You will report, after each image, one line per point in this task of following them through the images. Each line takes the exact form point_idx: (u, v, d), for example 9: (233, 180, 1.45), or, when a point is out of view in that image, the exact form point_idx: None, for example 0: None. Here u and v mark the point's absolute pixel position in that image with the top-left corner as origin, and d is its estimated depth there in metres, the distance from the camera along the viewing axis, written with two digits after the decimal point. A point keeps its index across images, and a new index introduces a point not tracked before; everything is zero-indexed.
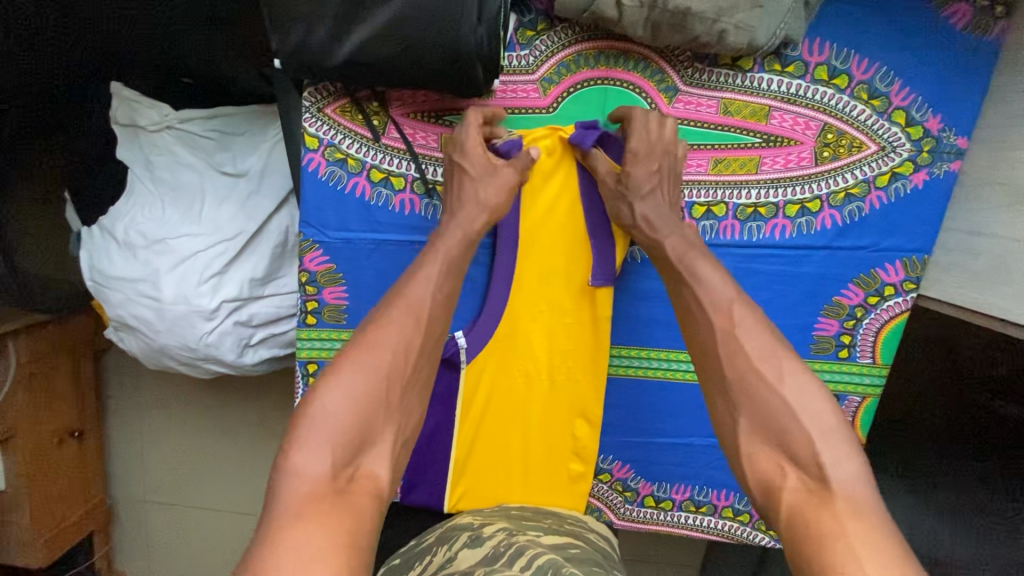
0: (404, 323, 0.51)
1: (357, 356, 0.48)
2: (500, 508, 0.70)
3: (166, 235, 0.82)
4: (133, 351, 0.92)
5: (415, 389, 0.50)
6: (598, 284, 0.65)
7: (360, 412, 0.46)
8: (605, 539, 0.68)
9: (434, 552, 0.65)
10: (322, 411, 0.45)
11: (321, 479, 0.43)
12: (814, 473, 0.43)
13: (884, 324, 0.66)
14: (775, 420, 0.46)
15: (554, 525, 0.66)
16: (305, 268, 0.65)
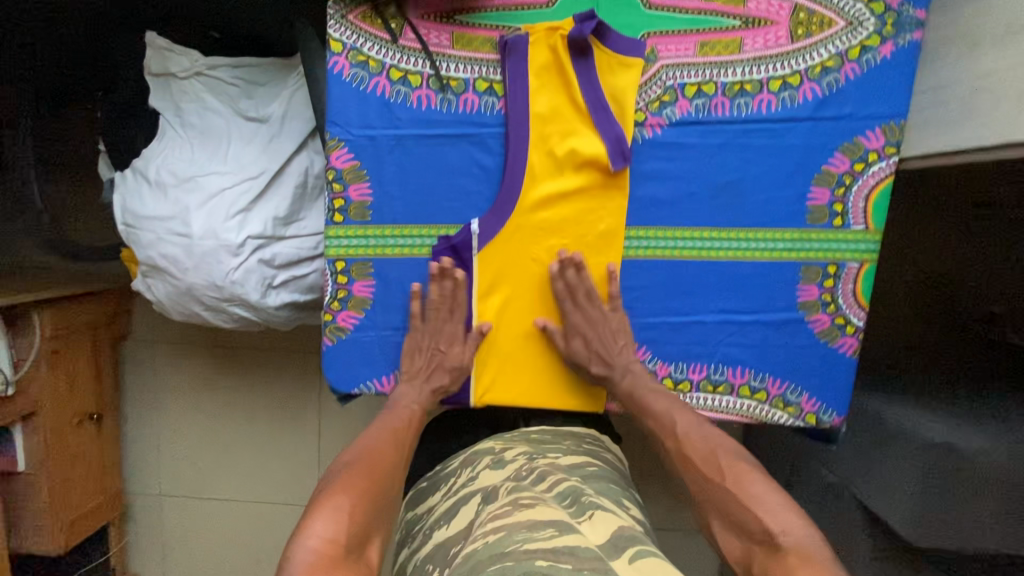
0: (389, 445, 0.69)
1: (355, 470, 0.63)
2: (519, 434, 0.85)
3: (195, 173, 0.88)
4: (161, 296, 0.96)
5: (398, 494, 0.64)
6: (618, 169, 0.69)
7: (362, 501, 0.59)
8: (610, 451, 0.86)
9: (459, 473, 0.82)
10: (331, 502, 0.58)
11: (331, 545, 0.53)
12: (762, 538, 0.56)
13: (872, 189, 0.71)
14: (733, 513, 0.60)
15: (571, 445, 0.83)
16: (332, 167, 0.70)
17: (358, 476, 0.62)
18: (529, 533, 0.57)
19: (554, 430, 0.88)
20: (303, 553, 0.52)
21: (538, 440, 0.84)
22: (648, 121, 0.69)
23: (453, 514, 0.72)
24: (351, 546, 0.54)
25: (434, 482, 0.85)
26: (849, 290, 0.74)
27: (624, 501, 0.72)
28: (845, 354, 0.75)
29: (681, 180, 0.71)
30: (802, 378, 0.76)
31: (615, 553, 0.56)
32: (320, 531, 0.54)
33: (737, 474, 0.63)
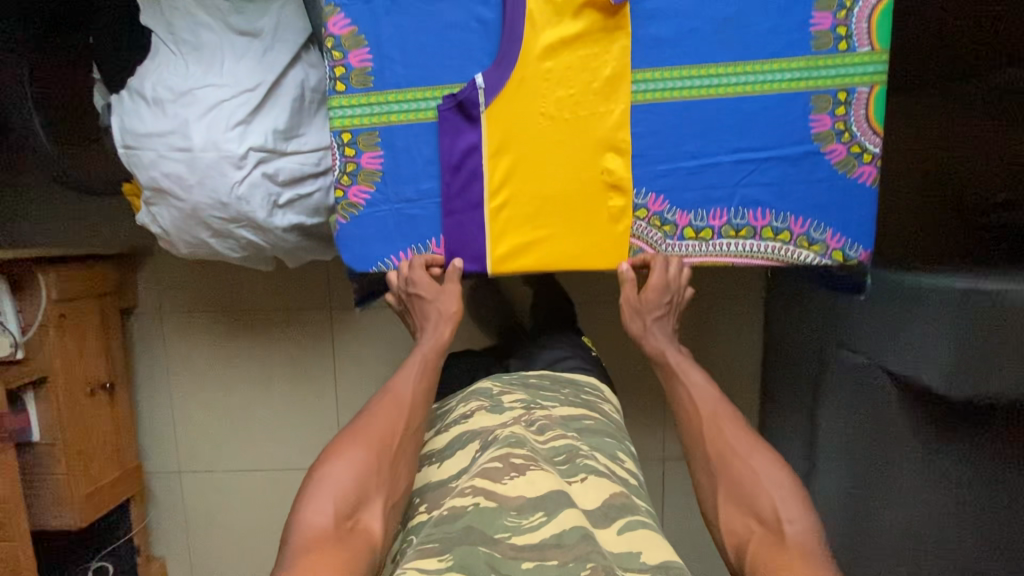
0: (390, 412, 0.76)
1: (355, 441, 0.72)
2: (519, 380, 0.90)
3: (191, 87, 0.87)
4: (166, 225, 0.95)
5: (403, 460, 0.71)
6: (619, 3, 0.69)
7: (356, 476, 0.68)
8: (605, 402, 0.91)
9: (455, 408, 0.85)
10: (328, 476, 0.68)
11: (326, 525, 0.64)
12: (771, 524, 0.67)
13: (873, 9, 0.70)
14: (745, 491, 0.71)
15: (569, 395, 0.87)
16: (330, 35, 0.70)
17: (358, 451, 0.70)
18: (519, 512, 0.61)
19: (553, 378, 0.92)
20: (307, 529, 0.64)
21: (536, 387, 0.88)
22: None
23: (443, 450, 0.77)
24: (344, 515, 0.65)
25: (429, 418, 0.89)
26: (861, 115, 0.73)
27: (620, 455, 0.77)
28: (865, 184, 0.74)
29: (682, 17, 0.70)
30: (824, 214, 0.74)
31: (607, 525, 0.63)
32: (321, 507, 0.66)
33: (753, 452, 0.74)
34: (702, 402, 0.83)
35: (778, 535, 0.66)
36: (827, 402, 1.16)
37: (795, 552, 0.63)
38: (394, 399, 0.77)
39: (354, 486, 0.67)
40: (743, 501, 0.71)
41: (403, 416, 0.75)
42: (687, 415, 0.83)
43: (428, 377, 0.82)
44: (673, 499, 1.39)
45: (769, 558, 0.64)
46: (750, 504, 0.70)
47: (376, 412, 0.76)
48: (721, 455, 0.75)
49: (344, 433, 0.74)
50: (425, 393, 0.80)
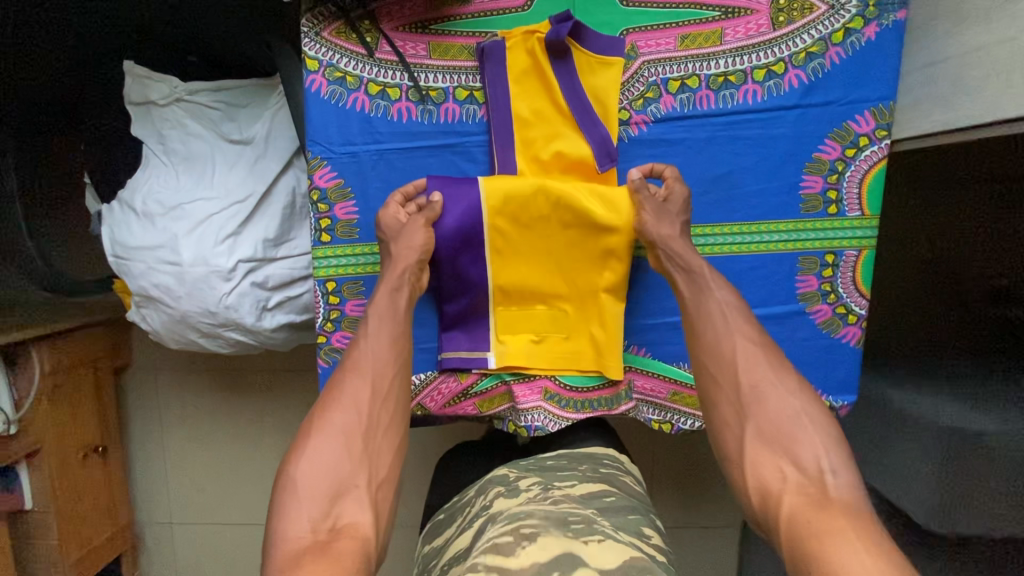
0: (359, 385, 0.61)
1: (316, 430, 0.58)
2: (536, 463, 0.84)
3: (181, 200, 0.87)
4: (156, 326, 0.96)
5: (377, 434, 0.59)
6: (605, 169, 0.68)
7: (327, 471, 0.56)
8: (627, 474, 0.83)
9: (473, 502, 0.80)
10: (294, 479, 0.55)
11: (303, 535, 0.52)
12: (812, 475, 0.55)
13: (866, 172, 0.69)
14: (784, 433, 0.58)
15: (587, 471, 0.81)
16: (316, 186, 0.69)
17: (327, 444, 0.57)
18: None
19: (570, 455, 0.86)
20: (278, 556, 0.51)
21: (552, 468, 0.82)
22: (633, 118, 0.68)
23: (463, 544, 0.70)
24: (318, 513, 0.53)
25: (452, 513, 0.82)
26: (848, 278, 0.72)
27: (646, 531, 0.70)
28: (849, 344, 0.73)
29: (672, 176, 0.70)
30: (806, 370, 0.74)
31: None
32: (294, 521, 0.53)
33: (777, 375, 0.61)
34: (734, 321, 0.64)
35: (821, 492, 0.53)
36: None
37: (842, 508, 0.51)
38: (354, 366, 0.62)
39: (329, 484, 0.55)
40: (777, 440, 0.57)
41: (366, 386, 0.61)
42: (710, 328, 0.64)
43: (390, 331, 0.64)
44: None
45: (811, 516, 0.51)
46: (788, 449, 0.57)
47: (333, 392, 0.61)
48: (756, 386, 0.60)
49: (301, 425, 0.59)
50: (392, 352, 0.64)
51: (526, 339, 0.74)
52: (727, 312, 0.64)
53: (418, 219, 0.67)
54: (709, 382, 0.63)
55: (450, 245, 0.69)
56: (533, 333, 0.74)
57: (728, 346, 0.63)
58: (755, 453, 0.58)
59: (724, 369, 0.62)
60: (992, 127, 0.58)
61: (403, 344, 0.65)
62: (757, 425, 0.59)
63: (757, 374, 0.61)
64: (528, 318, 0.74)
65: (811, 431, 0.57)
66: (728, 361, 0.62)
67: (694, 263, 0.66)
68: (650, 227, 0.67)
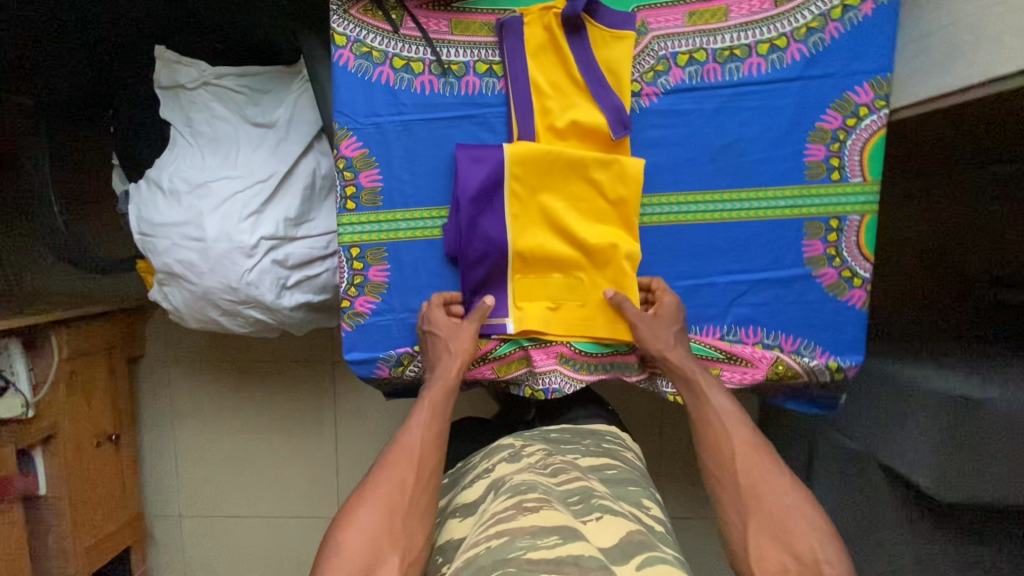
0: (401, 466, 0.66)
1: (362, 502, 0.63)
2: (539, 434, 0.85)
3: (207, 179, 0.91)
4: (178, 304, 0.98)
5: (415, 514, 0.62)
6: (620, 136, 0.71)
7: (368, 538, 0.60)
8: (627, 450, 0.86)
9: (478, 465, 0.80)
10: (340, 545, 0.60)
11: None
12: (810, 564, 0.57)
13: (866, 140, 0.73)
14: (781, 526, 0.60)
15: (590, 446, 0.83)
16: (342, 155, 0.73)
17: (371, 514, 0.62)
18: (533, 535, 0.56)
19: (573, 431, 0.88)
20: None
21: (557, 440, 0.83)
22: (644, 90, 0.72)
23: (466, 501, 0.72)
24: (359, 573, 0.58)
25: (455, 478, 0.83)
26: (852, 242, 0.75)
27: (645, 502, 0.72)
28: (855, 306, 0.76)
29: (681, 145, 0.73)
30: (813, 332, 0.76)
31: (624, 562, 0.56)
32: None
33: (773, 480, 0.64)
34: (733, 429, 0.69)
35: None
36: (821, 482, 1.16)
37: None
38: (400, 450, 0.67)
39: (368, 551, 0.59)
40: (774, 531, 0.60)
41: (410, 470, 0.66)
42: (713, 438, 0.69)
43: (438, 422, 0.70)
44: None
45: None
46: (785, 538, 0.59)
47: (380, 473, 0.66)
48: (755, 487, 0.64)
49: (350, 497, 0.65)
50: (435, 440, 0.69)
51: (543, 308, 0.76)
52: (727, 418, 0.70)
53: (465, 330, 0.73)
54: (714, 488, 0.67)
55: (471, 210, 0.72)
56: (550, 301, 0.76)
57: (727, 445, 0.68)
58: (757, 543, 0.60)
59: (724, 470, 0.67)
60: (990, 84, 0.61)
61: (444, 436, 0.70)
62: (757, 521, 0.62)
63: (754, 474, 0.65)
64: (544, 286, 0.76)
65: (807, 527, 0.59)
66: (728, 465, 0.67)
67: (693, 371, 0.73)
68: (647, 342, 0.73)
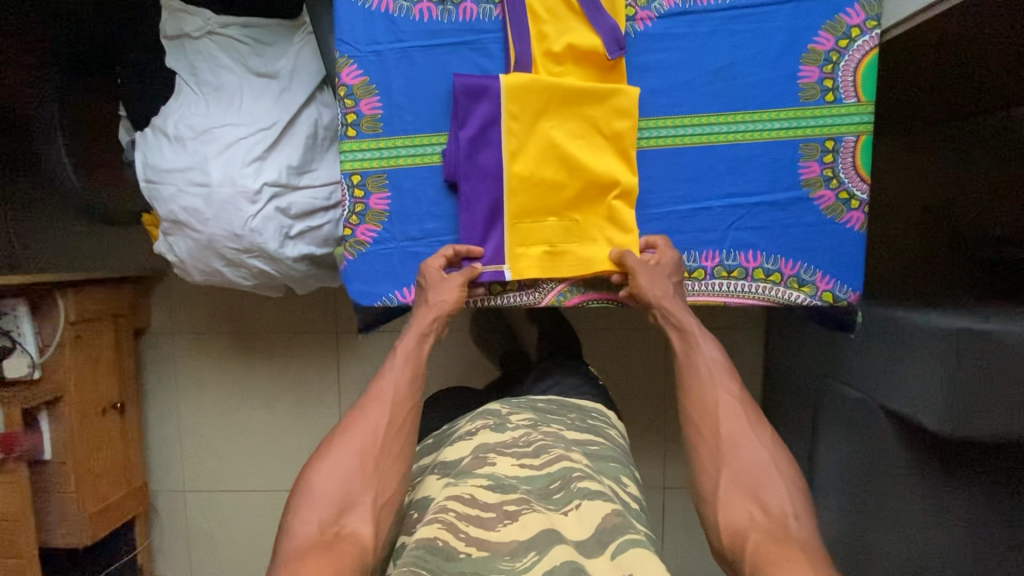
0: (377, 411, 0.69)
1: (337, 444, 0.67)
2: (528, 404, 0.87)
3: (211, 126, 0.92)
4: (182, 255, 0.99)
5: (388, 457, 0.66)
6: (615, 56, 0.72)
7: (341, 481, 0.64)
8: (612, 427, 0.88)
9: (466, 425, 0.81)
10: (312, 485, 0.64)
11: (312, 533, 0.60)
12: (775, 518, 0.61)
13: (859, 61, 0.74)
14: (754, 477, 0.64)
15: (575, 420, 0.85)
16: (343, 84, 0.74)
17: (345, 456, 0.65)
18: (512, 557, 0.56)
19: (560, 403, 0.90)
20: (290, 545, 0.60)
21: (544, 412, 0.85)
22: (638, 14, 0.73)
23: (446, 460, 0.73)
24: (329, 516, 0.61)
25: (440, 440, 0.84)
26: (848, 163, 0.75)
27: (623, 479, 0.73)
28: (854, 229, 0.76)
29: (675, 69, 0.74)
30: (812, 256, 0.76)
31: (598, 552, 0.56)
32: (309, 519, 0.61)
33: (752, 434, 0.68)
34: (717, 376, 0.74)
35: (782, 529, 0.59)
36: (824, 439, 1.16)
37: (798, 544, 0.56)
38: (376, 397, 0.71)
39: (338, 493, 0.63)
40: (748, 483, 0.64)
41: (383, 414, 0.69)
42: (699, 384, 0.74)
43: (412, 369, 0.74)
44: (674, 531, 1.38)
45: (770, 548, 0.56)
46: (757, 494, 0.63)
47: (357, 416, 0.69)
48: (733, 438, 0.68)
49: (326, 438, 0.69)
50: (409, 385, 0.72)
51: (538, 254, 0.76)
52: (714, 370, 0.74)
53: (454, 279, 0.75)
54: (691, 428, 0.72)
55: (470, 141, 0.73)
56: (547, 244, 0.76)
57: (712, 396, 0.72)
58: (727, 493, 0.64)
59: (707, 419, 0.71)
60: None
61: (418, 380, 0.74)
62: (731, 471, 0.65)
63: (735, 428, 0.69)
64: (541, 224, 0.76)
65: (778, 482, 0.63)
66: (712, 415, 0.71)
67: (687, 322, 0.77)
68: (645, 289, 0.73)
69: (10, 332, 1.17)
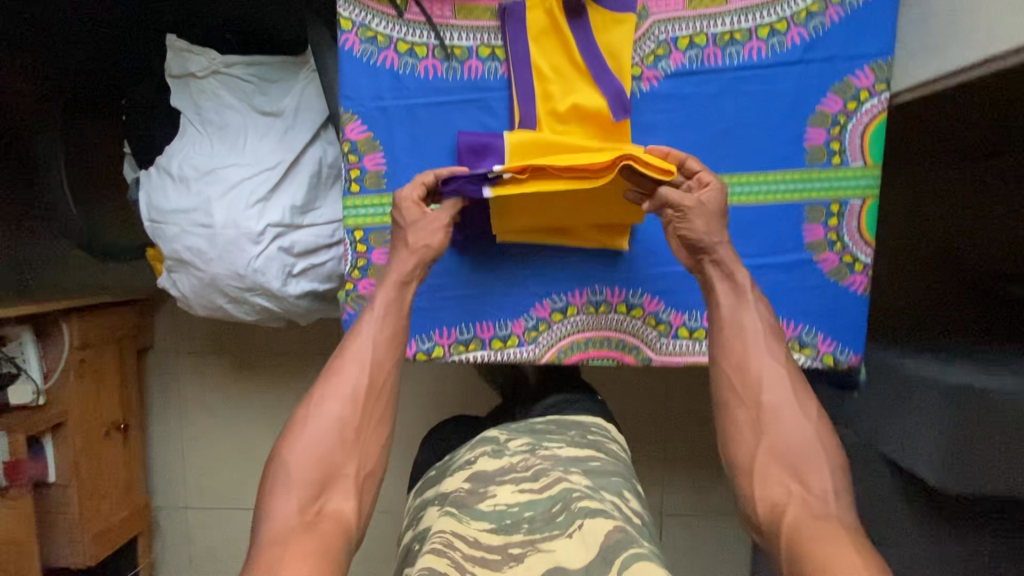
0: (354, 371, 0.65)
1: (312, 413, 0.63)
2: (526, 426, 0.86)
3: (215, 167, 0.92)
4: (185, 291, 1.00)
5: (369, 426, 0.64)
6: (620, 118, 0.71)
7: (319, 457, 0.60)
8: (613, 441, 0.85)
9: (466, 453, 0.82)
10: (286, 462, 0.60)
11: (291, 516, 0.57)
12: (815, 495, 0.59)
13: (867, 125, 0.73)
14: (793, 451, 0.61)
15: (574, 437, 0.83)
16: (347, 139, 0.74)
17: (322, 431, 0.62)
18: None
19: (559, 421, 0.88)
20: (267, 533, 0.56)
21: (542, 431, 0.84)
22: (645, 74, 0.73)
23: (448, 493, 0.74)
24: (308, 491, 0.59)
25: (442, 469, 0.84)
26: (853, 227, 0.75)
27: (626, 493, 0.71)
28: (857, 291, 0.75)
29: (681, 130, 0.74)
30: (814, 319, 0.76)
31: (606, 570, 0.56)
32: (285, 506, 0.58)
33: (798, 401, 0.64)
34: (759, 336, 0.67)
35: (821, 506, 0.57)
36: None
37: (839, 523, 0.55)
38: (351, 356, 0.66)
39: (317, 471, 0.60)
40: (789, 460, 0.61)
41: (362, 376, 0.65)
42: (739, 345, 0.66)
43: (392, 325, 0.68)
44: (671, 558, 1.39)
45: (810, 526, 0.55)
46: (797, 469, 0.60)
47: (332, 377, 0.65)
48: (777, 409, 0.63)
49: (300, 403, 0.64)
50: (389, 345, 0.67)
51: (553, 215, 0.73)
52: (756, 330, 0.67)
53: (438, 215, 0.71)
54: (724, 396, 0.66)
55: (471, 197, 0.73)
56: None
57: (755, 363, 0.65)
58: (766, 468, 0.61)
59: (748, 387, 0.65)
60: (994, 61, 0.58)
61: (400, 338, 0.69)
62: (772, 443, 0.62)
63: (778, 396, 0.64)
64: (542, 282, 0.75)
65: (822, 457, 0.61)
66: (752, 379, 0.65)
67: (742, 278, 0.68)
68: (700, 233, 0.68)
69: (14, 357, 1.18)
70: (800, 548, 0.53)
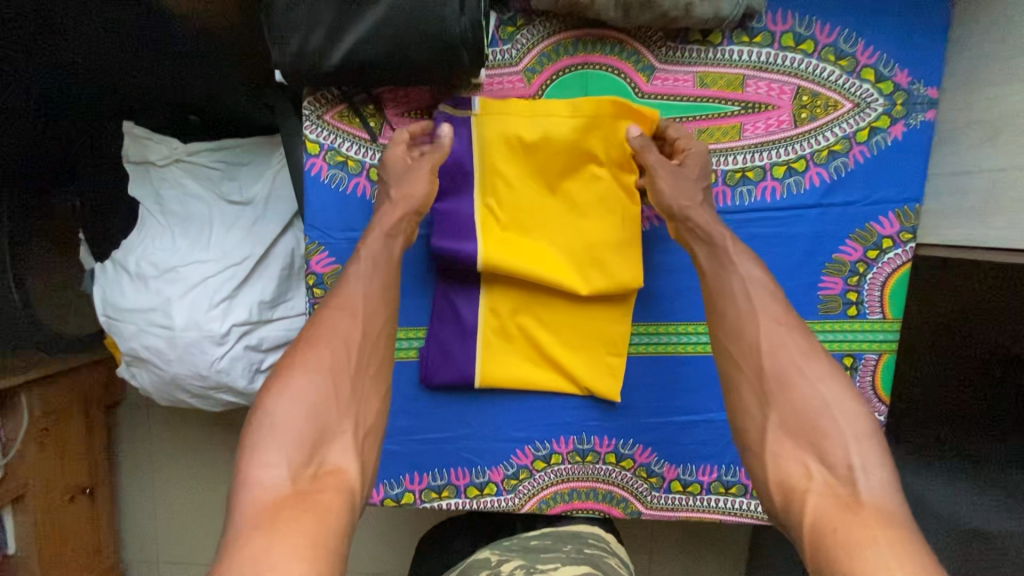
0: (340, 320, 0.59)
1: (301, 361, 0.56)
2: (518, 543, 0.74)
3: (176, 263, 0.85)
4: (145, 386, 0.93)
5: (364, 379, 0.58)
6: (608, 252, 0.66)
7: (308, 413, 0.53)
8: (612, 557, 0.73)
9: None
10: (272, 419, 0.53)
11: (280, 484, 0.50)
12: (842, 475, 0.50)
13: (888, 276, 0.66)
14: (812, 422, 0.53)
15: (571, 553, 0.71)
16: (313, 271, 0.68)
17: (311, 383, 0.55)
18: None
19: (553, 534, 0.77)
20: (246, 504, 0.48)
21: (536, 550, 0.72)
22: (644, 213, 0.68)
23: None
24: (301, 442, 0.52)
25: None
26: (868, 381, 0.68)
27: None
28: None
29: (680, 273, 0.69)
30: None
31: None
32: (267, 467, 0.50)
33: (808, 365, 0.56)
34: (760, 295, 0.59)
35: (851, 493, 0.49)
36: None
37: (874, 511, 0.47)
38: (342, 303, 0.60)
39: (308, 428, 0.53)
40: (803, 433, 0.53)
41: (356, 324, 0.59)
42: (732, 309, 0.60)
43: (383, 273, 0.62)
44: None
45: (835, 517, 0.47)
46: (815, 442, 0.53)
47: (320, 327, 0.58)
48: (783, 375, 0.55)
49: (281, 359, 0.57)
50: (382, 295, 0.61)
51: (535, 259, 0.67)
52: (753, 290, 0.59)
53: (422, 163, 0.64)
54: (728, 366, 0.59)
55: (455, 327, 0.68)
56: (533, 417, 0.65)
57: (752, 327, 0.58)
58: (779, 446, 0.54)
59: (747, 353, 0.58)
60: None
61: (392, 289, 0.63)
62: (781, 415, 0.55)
63: (786, 358, 0.56)
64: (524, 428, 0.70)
65: (842, 423, 0.52)
66: (754, 346, 0.57)
67: (716, 234, 0.62)
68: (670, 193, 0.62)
69: None
70: (829, 542, 0.46)
